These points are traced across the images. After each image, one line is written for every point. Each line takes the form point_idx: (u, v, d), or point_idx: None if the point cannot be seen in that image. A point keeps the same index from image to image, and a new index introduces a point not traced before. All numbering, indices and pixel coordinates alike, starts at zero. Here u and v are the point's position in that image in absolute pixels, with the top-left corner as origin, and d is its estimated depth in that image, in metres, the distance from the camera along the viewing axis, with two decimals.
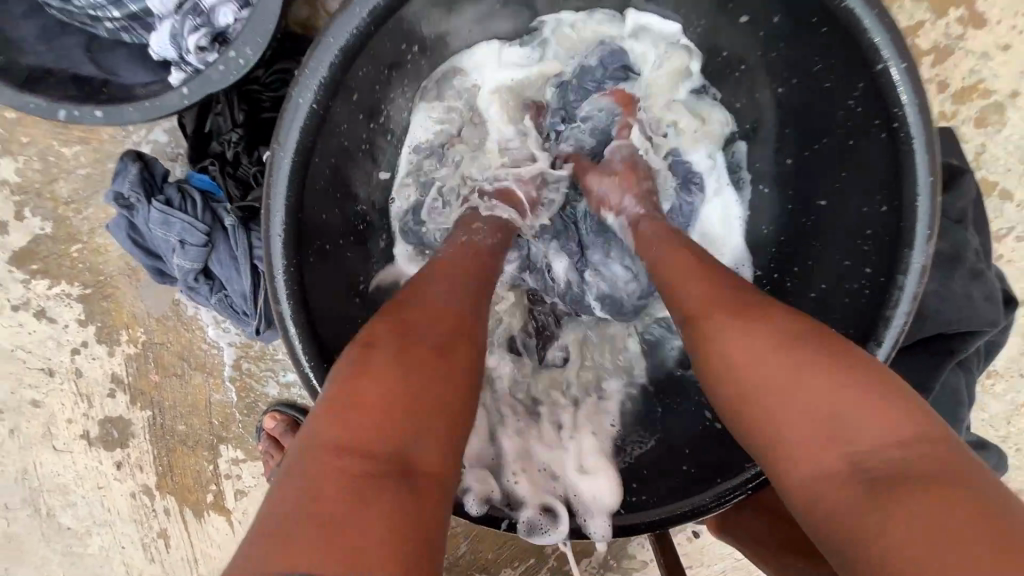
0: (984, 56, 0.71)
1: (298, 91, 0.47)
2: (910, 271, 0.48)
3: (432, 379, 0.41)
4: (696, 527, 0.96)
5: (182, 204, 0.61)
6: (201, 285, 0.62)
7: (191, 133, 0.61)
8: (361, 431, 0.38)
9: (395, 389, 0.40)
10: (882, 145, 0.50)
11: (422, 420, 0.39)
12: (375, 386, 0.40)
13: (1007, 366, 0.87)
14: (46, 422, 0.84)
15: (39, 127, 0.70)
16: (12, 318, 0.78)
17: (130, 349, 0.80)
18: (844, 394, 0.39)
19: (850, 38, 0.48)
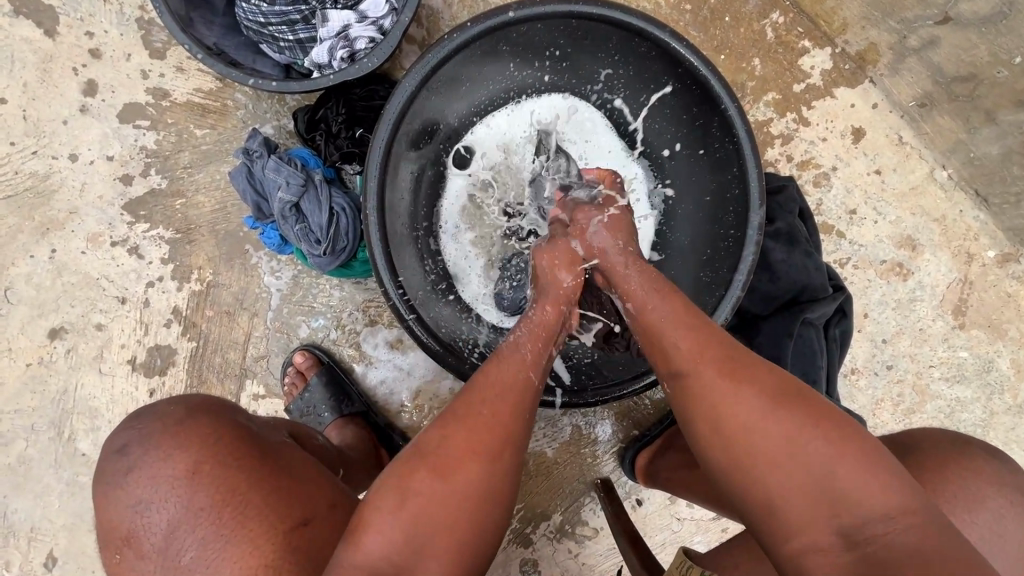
0: (812, 143, 1.12)
1: (404, 82, 0.77)
2: (753, 224, 0.79)
3: (431, 483, 0.55)
4: (639, 496, 1.12)
5: (289, 162, 0.89)
6: (290, 216, 0.88)
7: (304, 121, 0.91)
8: (440, 501, 0.54)
9: (405, 507, 0.54)
10: (731, 155, 0.81)
11: (433, 528, 0.54)
12: (385, 511, 0.54)
13: (864, 364, 1.16)
14: (101, 346, 1.00)
15: (181, 114, 0.99)
16: (107, 252, 0.99)
17: (196, 286, 1.01)
18: (767, 421, 0.54)
19: (707, 93, 0.80)
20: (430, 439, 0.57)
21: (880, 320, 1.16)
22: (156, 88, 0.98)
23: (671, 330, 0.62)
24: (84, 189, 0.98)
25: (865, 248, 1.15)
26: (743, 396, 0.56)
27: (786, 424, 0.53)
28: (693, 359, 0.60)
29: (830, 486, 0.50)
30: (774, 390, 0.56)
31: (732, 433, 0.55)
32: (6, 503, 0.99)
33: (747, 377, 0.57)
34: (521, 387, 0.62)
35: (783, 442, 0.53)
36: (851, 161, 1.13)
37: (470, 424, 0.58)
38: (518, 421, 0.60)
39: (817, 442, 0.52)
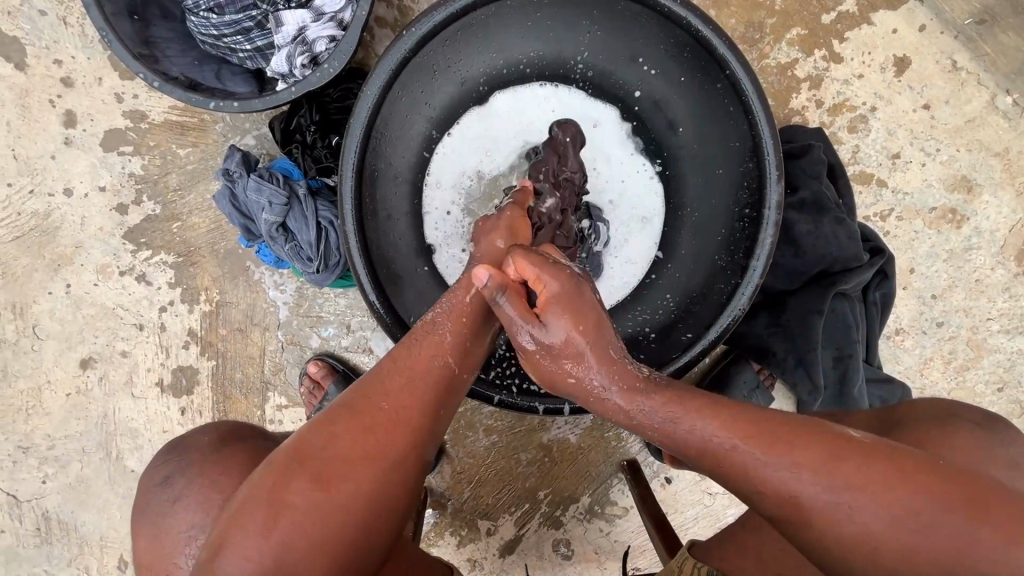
0: (846, 82, 0.98)
1: (366, 89, 0.72)
2: (771, 202, 0.71)
3: (310, 490, 0.51)
4: (667, 474, 1.11)
5: (270, 178, 0.85)
6: (278, 236, 0.85)
7: (280, 131, 0.86)
8: (314, 514, 0.50)
9: (273, 514, 0.50)
10: (741, 125, 0.73)
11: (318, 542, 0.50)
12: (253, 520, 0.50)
13: (910, 324, 1.06)
14: (129, 371, 1.04)
15: (162, 135, 0.96)
16: (118, 282, 1.01)
17: (206, 307, 1.02)
18: (879, 513, 0.47)
19: (709, 55, 0.71)
20: (316, 446, 0.53)
21: (929, 274, 1.05)
22: (133, 111, 0.95)
23: (734, 381, 0.52)
24: (84, 223, 0.99)
25: (911, 196, 1.02)
26: (883, 493, 0.47)
27: (899, 511, 0.47)
28: (767, 467, 0.49)
29: None
30: (882, 476, 0.47)
31: (848, 541, 0.48)
32: (75, 517, 1.09)
33: (853, 459, 0.48)
34: (426, 374, 0.58)
35: (897, 533, 0.46)
36: (894, 97, 0.99)
37: (354, 416, 0.54)
38: (418, 410, 0.56)
39: (933, 521, 0.46)
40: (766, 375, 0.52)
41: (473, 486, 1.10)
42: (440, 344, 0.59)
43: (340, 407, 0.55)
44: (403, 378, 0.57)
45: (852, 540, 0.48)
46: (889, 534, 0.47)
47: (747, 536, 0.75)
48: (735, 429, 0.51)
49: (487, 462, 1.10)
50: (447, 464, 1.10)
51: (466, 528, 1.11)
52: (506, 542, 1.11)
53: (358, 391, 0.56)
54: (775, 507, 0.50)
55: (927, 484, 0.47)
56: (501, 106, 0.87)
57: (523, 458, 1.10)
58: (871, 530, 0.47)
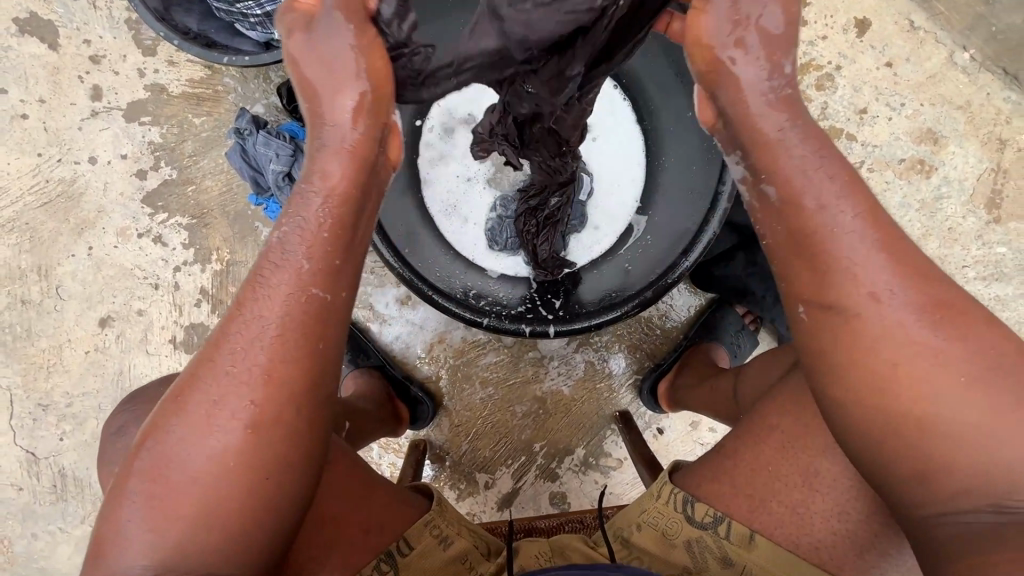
0: (810, 43, 1.05)
1: None
2: None
3: (185, 468, 0.50)
4: (659, 425, 1.14)
5: (278, 134, 0.93)
6: (284, 185, 0.92)
7: (286, 93, 0.94)
8: (188, 485, 0.50)
9: (147, 496, 0.50)
10: None
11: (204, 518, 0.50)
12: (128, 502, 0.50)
13: None
14: (145, 329, 1.10)
15: (179, 106, 1.04)
16: (136, 243, 1.08)
17: (217, 267, 1.08)
18: (971, 375, 0.45)
19: None
20: (180, 432, 0.50)
21: (903, 224, 1.10)
22: (153, 84, 1.04)
23: (865, 255, 0.48)
24: (107, 188, 1.06)
25: (880, 149, 1.08)
26: (989, 370, 0.45)
27: (990, 393, 0.45)
28: (881, 284, 0.47)
29: (1011, 473, 0.44)
30: (986, 351, 0.46)
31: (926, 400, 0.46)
32: (89, 473, 1.13)
33: (965, 333, 0.46)
34: (266, 340, 0.51)
35: (975, 408, 0.45)
36: (857, 56, 1.06)
37: (208, 385, 0.51)
38: (277, 371, 0.50)
39: (1010, 402, 0.45)
40: (947, 319, 0.47)
41: (470, 438, 1.14)
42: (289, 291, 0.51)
43: (188, 380, 0.52)
44: (252, 329, 0.51)
45: (922, 411, 0.46)
46: (1007, 475, 0.44)
47: (721, 460, 0.72)
48: (835, 299, 0.48)
49: (483, 414, 1.14)
50: (445, 417, 1.14)
51: (465, 482, 1.14)
52: (504, 495, 1.14)
53: (199, 369, 0.51)
54: (857, 331, 0.48)
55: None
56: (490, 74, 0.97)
57: (518, 410, 1.14)
58: (951, 400, 0.45)
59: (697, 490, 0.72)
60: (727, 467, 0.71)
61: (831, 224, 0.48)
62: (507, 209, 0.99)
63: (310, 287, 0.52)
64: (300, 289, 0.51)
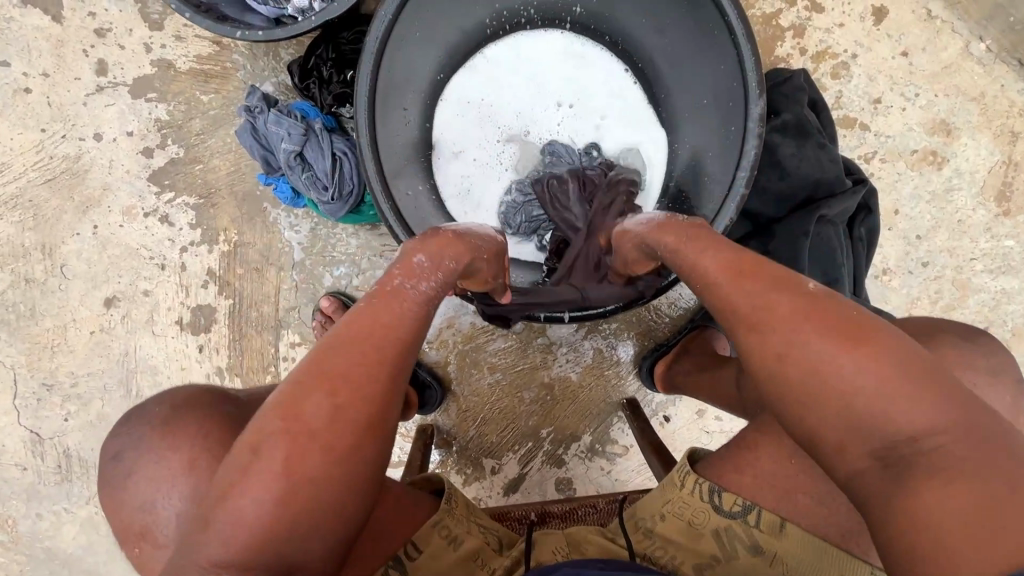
0: (827, 30, 1.04)
1: (381, 12, 0.78)
2: (753, 116, 0.77)
3: (311, 455, 0.53)
4: (666, 413, 1.15)
5: (289, 113, 0.91)
6: (295, 165, 0.91)
7: (297, 71, 0.92)
8: (303, 472, 0.52)
9: (279, 474, 0.52)
10: (726, 48, 0.79)
11: (316, 506, 0.52)
12: (254, 481, 0.51)
13: (896, 263, 1.11)
14: (151, 310, 1.09)
15: (186, 83, 1.02)
16: (142, 222, 1.06)
17: (225, 248, 1.07)
18: (845, 364, 0.51)
19: None
20: (311, 414, 0.53)
21: (913, 216, 1.10)
22: (160, 59, 1.02)
23: (732, 279, 0.59)
24: (112, 166, 1.05)
25: (892, 139, 1.07)
26: (842, 352, 0.51)
27: (867, 372, 0.50)
28: (740, 298, 0.57)
29: (890, 440, 0.49)
30: (848, 334, 0.52)
31: (817, 391, 0.51)
32: (95, 454, 1.13)
33: (833, 320, 0.53)
34: (391, 341, 0.58)
35: (864, 386, 0.50)
36: (873, 45, 1.05)
37: (329, 376, 0.54)
38: (389, 371, 0.57)
39: (892, 385, 0.49)
40: (820, 314, 0.53)
41: (477, 424, 1.14)
42: (404, 297, 0.61)
43: (318, 373, 0.55)
44: (369, 339, 0.57)
45: (819, 397, 0.51)
46: (898, 445, 0.49)
47: (741, 452, 0.69)
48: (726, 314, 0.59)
49: (491, 400, 1.14)
50: (452, 402, 1.14)
51: (471, 466, 1.15)
52: (511, 479, 1.15)
53: (325, 365, 0.55)
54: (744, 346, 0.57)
55: (896, 366, 0.50)
56: (501, 53, 0.96)
57: (526, 396, 1.14)
58: (835, 379, 0.51)
59: (721, 479, 0.68)
60: (748, 459, 0.68)
61: (694, 260, 0.63)
62: (520, 193, 0.98)
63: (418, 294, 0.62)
64: (422, 302, 0.62)
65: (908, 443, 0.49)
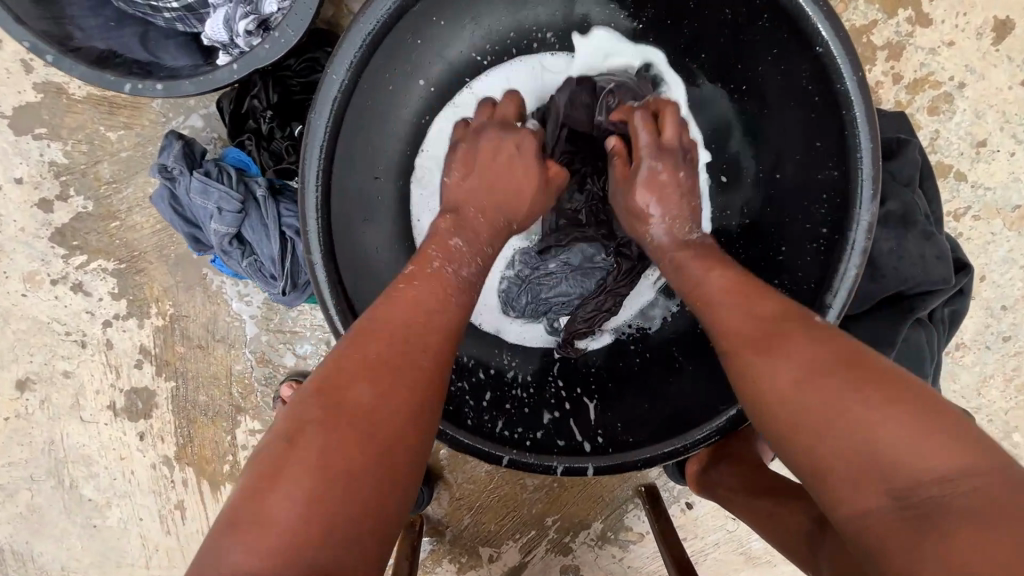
0: (932, 51, 0.79)
1: (334, 69, 0.54)
2: (858, 226, 0.54)
3: (349, 450, 0.39)
4: (689, 499, 1.00)
5: (220, 176, 0.68)
6: (232, 249, 0.69)
7: (229, 117, 0.68)
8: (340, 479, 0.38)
9: (309, 484, 0.37)
10: (827, 121, 0.56)
11: (354, 512, 0.38)
12: (277, 494, 0.37)
13: (973, 338, 0.93)
14: (75, 393, 0.89)
15: (87, 115, 0.77)
16: (49, 291, 0.84)
17: (158, 321, 0.86)
18: (847, 401, 0.39)
19: (796, 28, 0.54)
20: (348, 402, 0.41)
21: (1002, 283, 0.90)
22: (47, 83, 0.76)
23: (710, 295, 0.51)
24: (2, 222, 0.81)
25: (992, 193, 0.86)
26: (824, 377, 0.40)
27: (855, 403, 0.38)
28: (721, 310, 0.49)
29: (896, 480, 0.36)
30: (828, 358, 0.41)
31: (799, 418, 0.40)
32: (30, 547, 0.98)
33: (824, 337, 0.43)
34: (430, 325, 0.48)
35: (861, 419, 0.38)
36: (987, 71, 0.80)
37: (355, 362, 0.44)
38: (429, 349, 0.46)
39: (886, 413, 0.37)
40: (784, 334, 0.44)
41: (473, 512, 1.00)
42: (443, 275, 0.52)
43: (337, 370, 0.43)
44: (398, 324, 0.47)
45: (799, 423, 0.40)
46: (907, 493, 0.35)
47: None
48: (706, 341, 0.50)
49: (489, 486, 0.99)
50: (444, 489, 0.99)
51: (466, 555, 1.01)
52: (510, 569, 1.02)
53: (343, 364, 0.44)
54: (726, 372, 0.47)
55: (902, 393, 0.38)
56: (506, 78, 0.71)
57: (529, 482, 0.99)
58: (805, 416, 0.40)
59: None
60: None
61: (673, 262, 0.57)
62: (527, 263, 0.75)
63: (458, 273, 0.53)
64: (463, 286, 0.53)
65: (920, 501, 0.35)
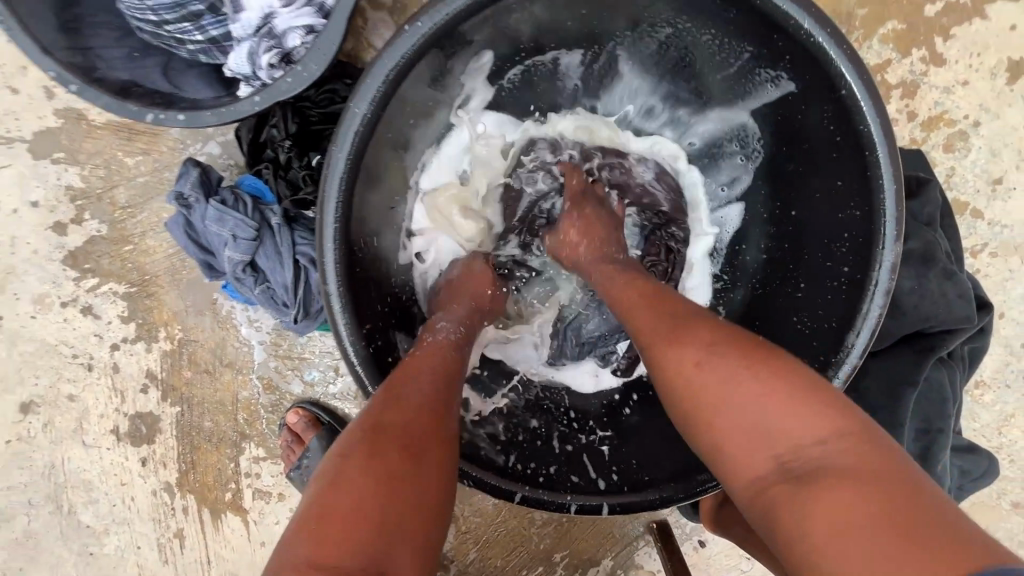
0: (946, 90, 0.80)
1: (356, 103, 0.53)
2: (882, 266, 0.54)
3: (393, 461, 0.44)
4: (701, 537, 0.97)
5: (235, 205, 0.68)
6: (245, 276, 0.68)
7: (248, 146, 0.69)
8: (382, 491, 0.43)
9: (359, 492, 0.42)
10: (849, 161, 0.56)
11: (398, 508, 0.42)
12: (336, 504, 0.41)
13: (992, 376, 0.91)
14: (79, 417, 0.88)
15: (105, 141, 0.78)
16: (58, 314, 0.84)
17: (166, 346, 0.85)
18: (740, 379, 0.45)
19: (818, 71, 0.54)
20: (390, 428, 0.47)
21: (1021, 321, 0.89)
22: (68, 109, 0.77)
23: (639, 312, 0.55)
24: (15, 244, 0.81)
25: (1009, 230, 0.85)
26: (722, 361, 0.46)
27: (744, 385, 0.45)
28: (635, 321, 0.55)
29: (782, 448, 0.42)
30: (725, 348, 0.48)
31: (708, 403, 0.46)
32: None
33: (720, 334, 0.50)
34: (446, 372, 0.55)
35: (756, 403, 0.44)
36: (1002, 110, 0.81)
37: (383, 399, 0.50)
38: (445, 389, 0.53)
39: (770, 393, 0.44)
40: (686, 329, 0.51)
41: (479, 546, 0.97)
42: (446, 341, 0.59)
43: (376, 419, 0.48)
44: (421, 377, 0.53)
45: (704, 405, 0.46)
46: (793, 465, 0.41)
47: None
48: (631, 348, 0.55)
49: (496, 520, 0.96)
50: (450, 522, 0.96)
51: None
52: None
53: (378, 407, 0.49)
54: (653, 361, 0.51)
55: (785, 380, 0.45)
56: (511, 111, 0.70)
57: (537, 516, 0.96)
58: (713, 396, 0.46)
59: None
60: None
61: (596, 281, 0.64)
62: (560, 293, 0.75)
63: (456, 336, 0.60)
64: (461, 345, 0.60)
65: (806, 468, 0.41)
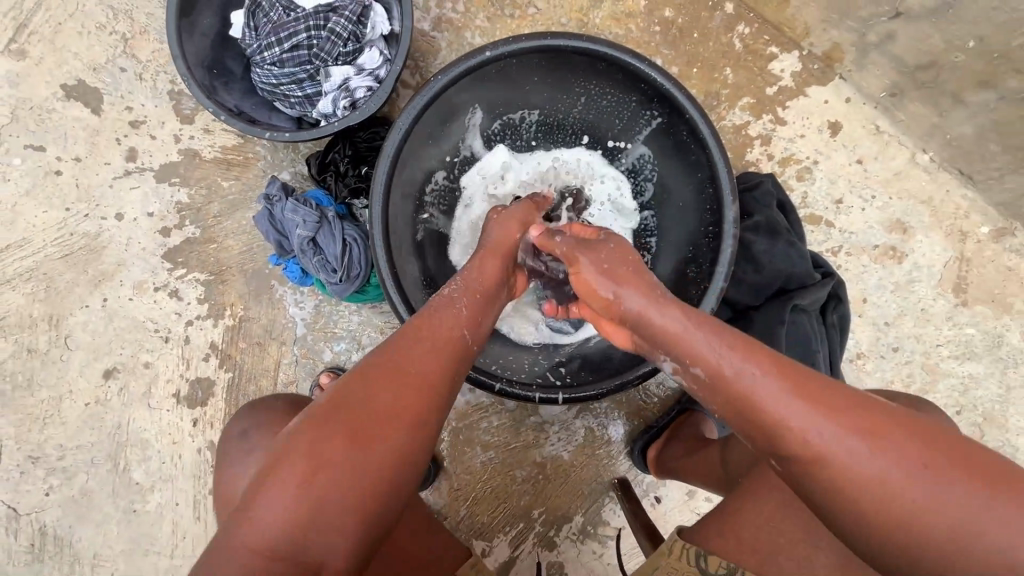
0: (791, 140, 1.17)
1: (401, 120, 0.85)
2: (728, 219, 0.84)
3: (352, 437, 0.57)
4: (657, 493, 1.15)
5: (306, 202, 0.99)
6: (308, 249, 0.97)
7: (316, 165, 1.01)
8: (342, 462, 0.56)
9: (317, 456, 0.56)
10: (701, 159, 0.88)
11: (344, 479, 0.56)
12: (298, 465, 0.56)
13: (868, 348, 1.18)
14: (149, 382, 1.10)
15: (210, 170, 1.11)
16: (151, 296, 1.10)
17: (229, 322, 1.11)
18: (827, 430, 0.53)
19: (673, 105, 0.87)
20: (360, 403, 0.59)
21: (880, 303, 1.18)
22: (187, 149, 1.11)
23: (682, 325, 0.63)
24: (129, 242, 1.10)
25: (855, 236, 1.18)
26: (794, 405, 0.54)
27: (829, 426, 0.53)
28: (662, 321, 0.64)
29: (883, 491, 0.51)
30: (789, 377, 0.56)
31: (807, 452, 0.53)
32: (71, 532, 1.09)
33: (786, 367, 0.57)
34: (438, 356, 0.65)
35: (855, 456, 0.52)
36: (831, 153, 1.18)
37: (383, 376, 0.61)
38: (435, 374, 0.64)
39: (850, 436, 0.52)
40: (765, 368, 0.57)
41: (469, 503, 1.14)
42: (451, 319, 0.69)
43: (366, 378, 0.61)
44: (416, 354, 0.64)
45: (792, 445, 0.54)
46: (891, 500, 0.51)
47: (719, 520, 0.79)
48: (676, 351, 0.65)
49: (483, 478, 1.14)
50: (445, 480, 1.14)
51: None
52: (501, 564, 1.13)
53: (371, 373, 0.62)
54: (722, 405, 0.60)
55: (855, 413, 0.53)
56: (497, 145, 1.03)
57: (518, 475, 1.15)
58: (799, 438, 0.53)
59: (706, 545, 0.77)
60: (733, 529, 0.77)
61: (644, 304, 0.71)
62: None
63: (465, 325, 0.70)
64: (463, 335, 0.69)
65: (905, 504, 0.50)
